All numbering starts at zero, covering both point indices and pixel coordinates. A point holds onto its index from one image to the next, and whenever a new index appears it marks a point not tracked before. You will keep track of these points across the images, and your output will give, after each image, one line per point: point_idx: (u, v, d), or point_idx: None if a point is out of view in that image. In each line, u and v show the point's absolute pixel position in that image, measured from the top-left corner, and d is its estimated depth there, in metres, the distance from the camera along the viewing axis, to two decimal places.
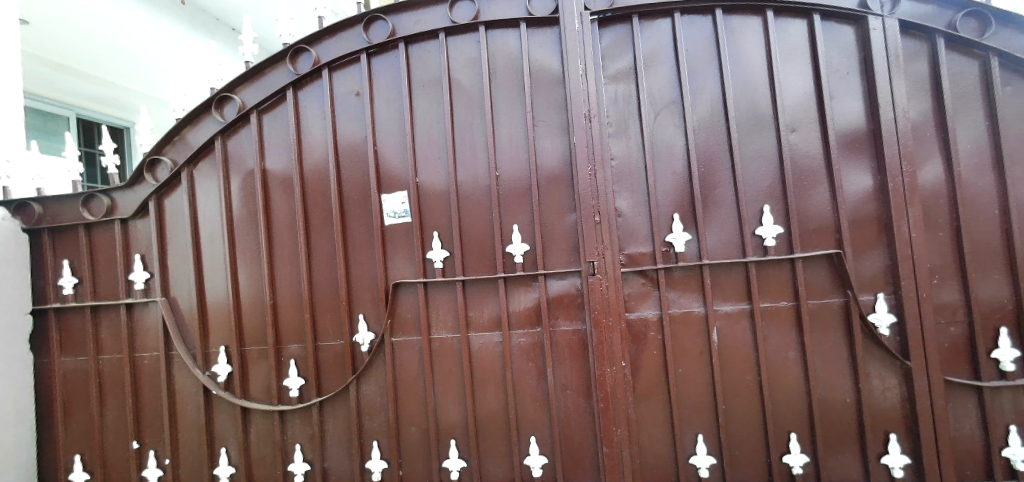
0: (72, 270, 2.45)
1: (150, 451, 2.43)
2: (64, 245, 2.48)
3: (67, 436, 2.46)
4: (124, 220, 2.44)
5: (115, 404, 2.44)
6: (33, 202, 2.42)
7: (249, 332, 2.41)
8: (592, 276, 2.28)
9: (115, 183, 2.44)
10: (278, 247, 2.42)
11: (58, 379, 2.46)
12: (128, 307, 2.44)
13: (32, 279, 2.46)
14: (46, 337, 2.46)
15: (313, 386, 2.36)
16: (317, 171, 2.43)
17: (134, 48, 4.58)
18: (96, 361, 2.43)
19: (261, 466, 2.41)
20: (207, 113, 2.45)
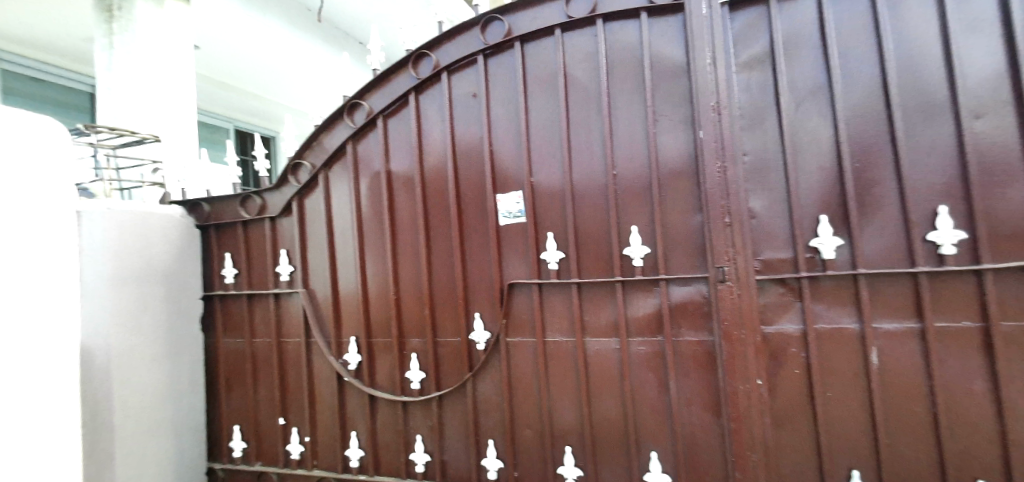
0: (232, 262, 2.79)
1: (292, 428, 2.68)
2: (225, 240, 2.82)
3: (228, 407, 2.81)
4: (273, 218, 2.71)
5: (266, 384, 2.74)
6: (203, 202, 2.80)
7: (375, 324, 2.56)
8: (722, 283, 2.09)
9: (265, 184, 2.72)
10: (402, 244, 2.54)
11: (221, 357, 2.81)
12: (276, 296, 2.71)
13: (203, 268, 2.84)
14: (213, 320, 2.83)
15: (433, 379, 2.45)
16: (436, 172, 2.51)
17: (277, 66, 5.13)
18: (251, 343, 2.75)
19: (386, 452, 2.54)
20: (340, 119, 2.64)
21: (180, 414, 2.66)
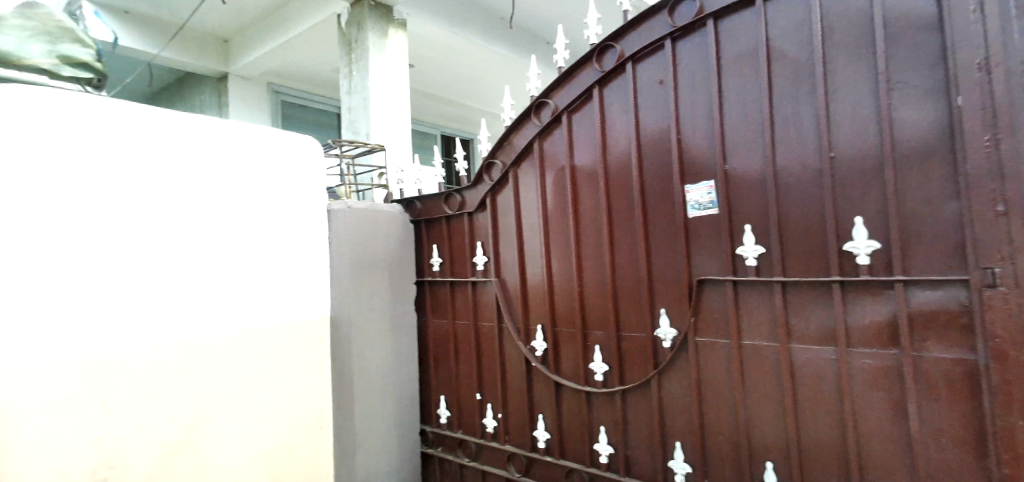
0: (438, 253, 3.18)
1: (487, 404, 2.95)
2: (433, 233, 3.22)
3: (437, 379, 3.22)
4: (471, 213, 3.01)
5: (465, 362, 3.07)
6: (416, 201, 3.25)
7: (560, 315, 2.65)
8: (990, 289, 1.61)
9: (464, 183, 3.04)
10: (585, 237, 2.58)
11: (430, 334, 3.24)
12: (473, 284, 3.02)
13: (416, 257, 3.30)
14: (423, 302, 3.28)
15: (616, 373, 2.45)
16: (620, 164, 2.48)
17: (471, 73, 5.72)
18: (453, 324, 3.12)
19: (571, 439, 2.62)
20: (528, 119, 2.80)
21: (401, 379, 3.13)
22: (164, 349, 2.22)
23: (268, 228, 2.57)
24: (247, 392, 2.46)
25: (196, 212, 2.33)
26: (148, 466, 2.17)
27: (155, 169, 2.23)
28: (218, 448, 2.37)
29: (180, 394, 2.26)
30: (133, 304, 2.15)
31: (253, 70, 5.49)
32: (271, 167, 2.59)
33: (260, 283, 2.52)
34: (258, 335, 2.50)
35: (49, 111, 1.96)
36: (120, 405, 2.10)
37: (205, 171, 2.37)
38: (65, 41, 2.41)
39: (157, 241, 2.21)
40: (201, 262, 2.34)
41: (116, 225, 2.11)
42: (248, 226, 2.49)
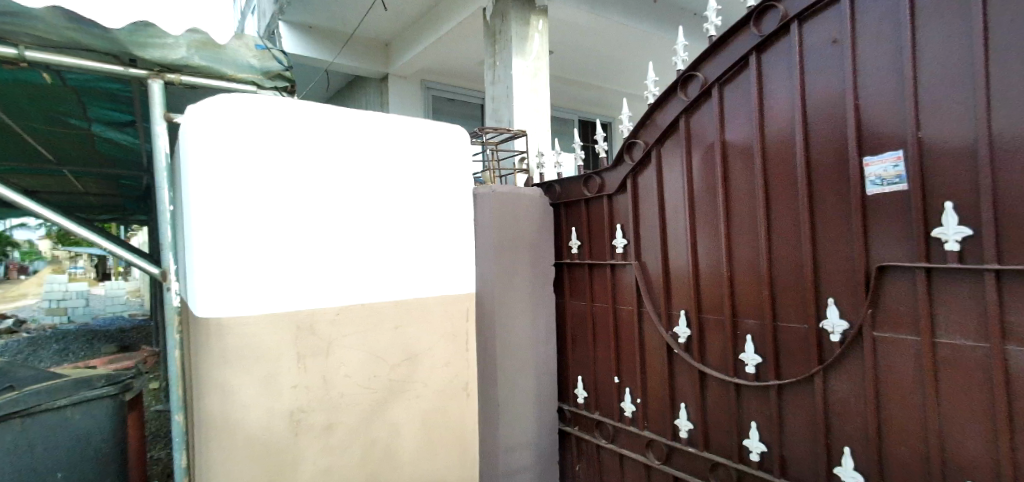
0: (577, 236, 3.09)
1: (625, 388, 2.86)
2: (573, 215, 3.09)
3: (574, 359, 3.16)
4: (611, 196, 2.88)
5: (602, 347, 2.96)
6: (555, 184, 3.14)
7: (706, 301, 2.47)
8: None
9: (604, 164, 2.87)
10: (737, 218, 2.34)
11: (569, 315, 3.15)
12: (612, 267, 2.89)
13: (556, 239, 3.20)
14: (562, 282, 3.19)
15: (771, 367, 2.21)
16: (781, 138, 2.18)
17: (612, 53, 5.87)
18: (592, 306, 3.02)
19: (716, 432, 2.45)
20: (674, 93, 2.60)
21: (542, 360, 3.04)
22: (335, 318, 2.30)
23: (422, 205, 2.52)
24: (406, 366, 2.50)
25: (363, 190, 2.34)
26: (324, 426, 2.29)
27: (323, 148, 2.23)
28: (381, 416, 2.43)
29: (348, 362, 2.34)
30: (311, 276, 2.22)
31: (409, 67, 6.06)
32: (421, 148, 2.53)
33: (414, 260, 2.49)
34: (414, 311, 2.50)
35: (250, 101, 2.07)
36: (299, 367, 2.23)
37: (366, 150, 2.35)
38: (269, 58, 2.77)
39: (329, 218, 2.25)
40: (365, 238, 2.35)
41: (302, 203, 2.18)
42: (406, 194, 2.47)
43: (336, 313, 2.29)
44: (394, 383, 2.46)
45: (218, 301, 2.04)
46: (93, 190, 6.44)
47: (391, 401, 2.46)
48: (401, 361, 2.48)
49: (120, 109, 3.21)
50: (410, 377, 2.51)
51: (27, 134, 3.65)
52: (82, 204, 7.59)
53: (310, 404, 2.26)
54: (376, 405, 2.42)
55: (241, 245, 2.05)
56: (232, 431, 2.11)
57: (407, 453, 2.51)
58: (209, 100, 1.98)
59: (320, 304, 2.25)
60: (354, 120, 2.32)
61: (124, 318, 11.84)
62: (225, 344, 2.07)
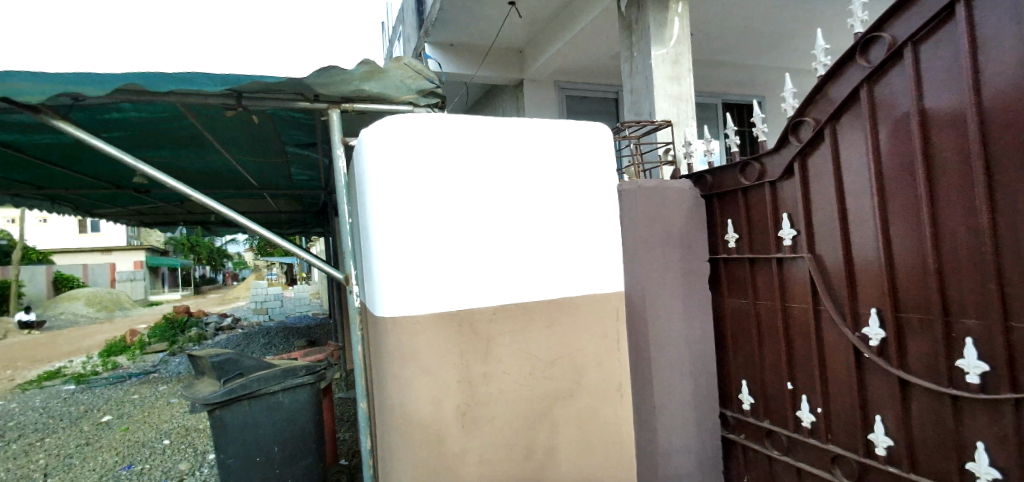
0: (734, 227, 2.71)
1: (802, 395, 2.43)
2: (727, 206, 2.74)
3: (736, 363, 2.79)
4: (774, 182, 2.48)
5: (771, 350, 2.57)
6: (706, 173, 2.83)
7: (906, 297, 1.97)
8: None
9: (765, 147, 2.50)
10: (947, 193, 1.82)
11: (727, 315, 2.81)
12: (778, 261, 2.47)
13: (708, 234, 2.88)
14: (718, 280, 2.85)
15: (1005, 380, 1.67)
16: (1008, 93, 1.63)
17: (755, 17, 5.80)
18: (756, 305, 2.63)
19: (928, 453, 1.96)
20: (852, 62, 2.11)
21: (696, 364, 2.77)
22: (492, 316, 2.41)
23: (569, 205, 2.52)
24: (559, 364, 2.54)
25: (514, 196, 2.42)
26: (486, 420, 2.42)
27: (477, 159, 2.36)
28: (538, 412, 2.50)
29: (505, 359, 2.44)
30: (469, 277, 2.35)
31: (542, 71, 6.23)
32: (566, 149, 2.54)
33: (563, 259, 2.52)
34: (566, 309, 2.54)
35: (418, 120, 2.26)
36: (462, 363, 2.38)
37: (515, 155, 2.43)
38: (422, 79, 3.00)
39: (483, 222, 2.36)
40: (516, 240, 2.42)
41: (463, 213, 2.33)
42: (555, 197, 2.50)
43: (493, 312, 2.41)
44: (548, 380, 2.52)
45: (393, 301, 2.27)
46: (288, 209, 7.72)
47: (547, 398, 2.52)
48: (554, 359, 2.53)
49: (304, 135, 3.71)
50: (563, 374, 2.54)
51: (240, 166, 4.47)
52: (281, 221, 9.17)
53: (473, 398, 2.40)
54: (533, 401, 2.49)
55: (411, 250, 2.25)
56: (410, 418, 2.32)
57: (564, 449, 2.55)
58: (382, 121, 2.20)
59: (478, 303, 2.37)
60: (503, 127, 2.40)
61: (310, 317, 13.95)
62: (400, 340, 2.28)
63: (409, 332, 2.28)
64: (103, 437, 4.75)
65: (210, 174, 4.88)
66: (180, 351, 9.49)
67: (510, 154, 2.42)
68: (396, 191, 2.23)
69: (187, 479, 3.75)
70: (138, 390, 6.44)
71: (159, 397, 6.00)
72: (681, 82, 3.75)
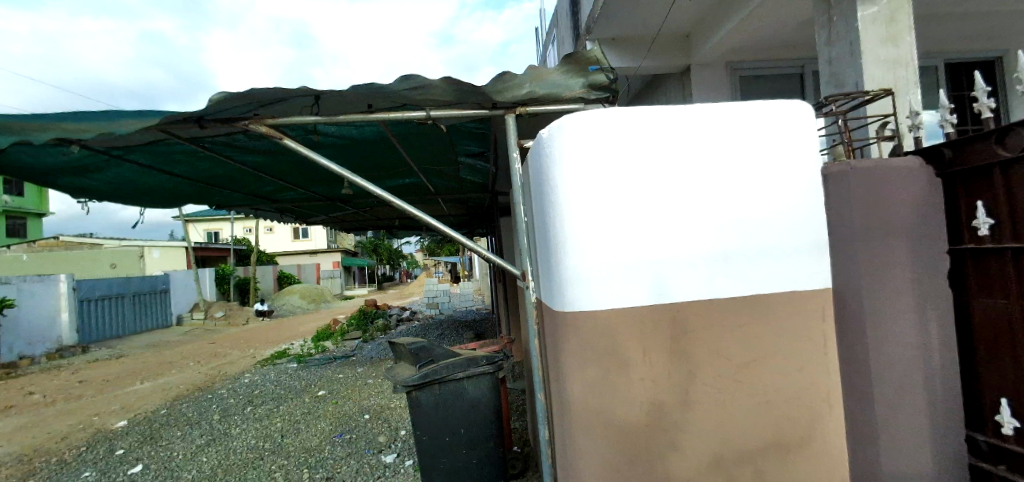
0: (988, 211, 2.13)
1: None
2: (975, 186, 2.19)
3: (991, 376, 2.21)
4: None
5: None
6: (946, 147, 2.31)
7: None
8: None
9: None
10: None
11: (976, 317, 2.23)
12: None
13: (950, 218, 2.35)
14: (964, 278, 2.30)
15: None
16: None
17: None
18: (1021, 306, 1.98)
19: None
20: None
21: (930, 374, 2.35)
22: (677, 314, 2.31)
23: (759, 194, 2.34)
24: (752, 367, 2.33)
25: (700, 189, 2.31)
26: (671, 421, 2.32)
27: (659, 153, 2.31)
28: (727, 419, 2.33)
29: (693, 358, 2.32)
30: (651, 273, 2.29)
31: (712, 52, 5.91)
32: (756, 134, 2.34)
33: (754, 253, 2.33)
34: (758, 308, 2.33)
35: (599, 116, 2.25)
36: (644, 362, 2.31)
37: (697, 145, 2.32)
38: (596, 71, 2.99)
39: (660, 222, 2.30)
40: (699, 234, 2.31)
41: (647, 209, 2.29)
42: (748, 187, 2.33)
43: (676, 309, 2.31)
44: (739, 385, 2.33)
45: (574, 294, 2.30)
46: (457, 210, 8.45)
47: (737, 404, 2.33)
48: (746, 362, 2.33)
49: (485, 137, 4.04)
50: (756, 379, 2.33)
51: (425, 169, 5.05)
52: (451, 222, 10.10)
53: (657, 399, 2.32)
54: (723, 406, 2.33)
55: (593, 244, 2.27)
56: (591, 414, 2.33)
57: (757, 461, 2.34)
58: (564, 118, 2.24)
59: (659, 300, 2.30)
60: (685, 116, 2.31)
61: (473, 313, 15.00)
62: (581, 334, 2.31)
63: (590, 327, 2.29)
64: (321, 407, 5.74)
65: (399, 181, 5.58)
66: (371, 338, 11.06)
67: (691, 144, 2.32)
68: (578, 187, 2.27)
69: (387, 451, 4.38)
70: (343, 369, 7.65)
71: (357, 377, 7.04)
72: (899, 43, 3.52)
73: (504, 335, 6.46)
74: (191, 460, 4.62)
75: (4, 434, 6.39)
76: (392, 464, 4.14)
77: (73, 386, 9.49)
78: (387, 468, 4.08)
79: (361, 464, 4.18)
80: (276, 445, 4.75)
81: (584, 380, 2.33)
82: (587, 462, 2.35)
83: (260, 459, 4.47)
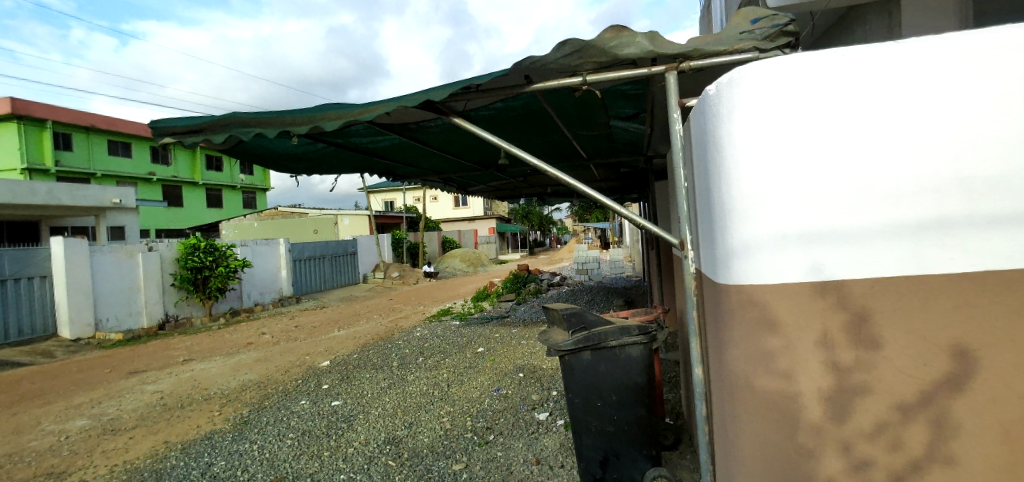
0: None
1: None
2: None
3: None
4: None
5: None
6: None
7: None
8: None
9: None
10: None
11: None
12: None
13: None
14: None
15: None
16: None
17: None
18: None
19: None
20: None
21: None
22: (870, 291, 1.92)
23: (996, 146, 1.84)
24: (980, 361, 1.81)
25: (909, 145, 1.89)
26: (859, 417, 1.92)
27: (853, 102, 1.93)
28: (939, 425, 1.85)
29: (893, 344, 1.89)
30: (836, 244, 1.94)
31: None
32: (996, 71, 1.83)
33: (987, 219, 1.83)
34: (993, 285, 1.81)
35: (780, 64, 1.96)
36: (825, 342, 1.95)
37: (907, 89, 1.90)
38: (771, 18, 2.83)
39: (849, 184, 1.94)
40: (903, 196, 1.90)
41: (834, 169, 1.94)
42: (980, 137, 1.85)
43: (871, 284, 1.92)
44: (955, 381, 1.83)
45: (740, 266, 2.06)
46: (608, 176, 8.26)
47: (956, 408, 1.83)
48: (972, 352, 1.83)
49: (639, 94, 3.84)
50: (987, 378, 1.80)
51: (574, 136, 5.03)
52: (600, 190, 9.97)
53: (840, 389, 1.94)
54: (937, 410, 1.85)
55: (765, 211, 2.00)
56: (753, 397, 2.08)
57: (975, 475, 1.83)
58: (732, 71, 2.01)
59: (847, 274, 1.93)
60: (891, 54, 1.90)
61: (621, 280, 14.79)
62: (746, 308, 2.06)
63: (757, 300, 2.03)
64: (479, 363, 6.27)
65: (550, 148, 5.62)
66: (524, 301, 11.69)
67: (898, 89, 1.90)
68: (747, 147, 2.02)
69: (540, 409, 4.62)
70: (500, 329, 8.24)
71: (511, 337, 7.50)
72: None
73: (658, 305, 6.25)
74: (377, 398, 5.46)
75: (252, 363, 8.33)
76: (545, 421, 4.37)
77: (293, 329, 11.90)
78: (540, 424, 4.33)
79: (516, 418, 4.49)
80: (443, 393, 5.35)
81: (747, 359, 2.08)
82: (748, 447, 2.12)
83: (430, 404, 5.09)
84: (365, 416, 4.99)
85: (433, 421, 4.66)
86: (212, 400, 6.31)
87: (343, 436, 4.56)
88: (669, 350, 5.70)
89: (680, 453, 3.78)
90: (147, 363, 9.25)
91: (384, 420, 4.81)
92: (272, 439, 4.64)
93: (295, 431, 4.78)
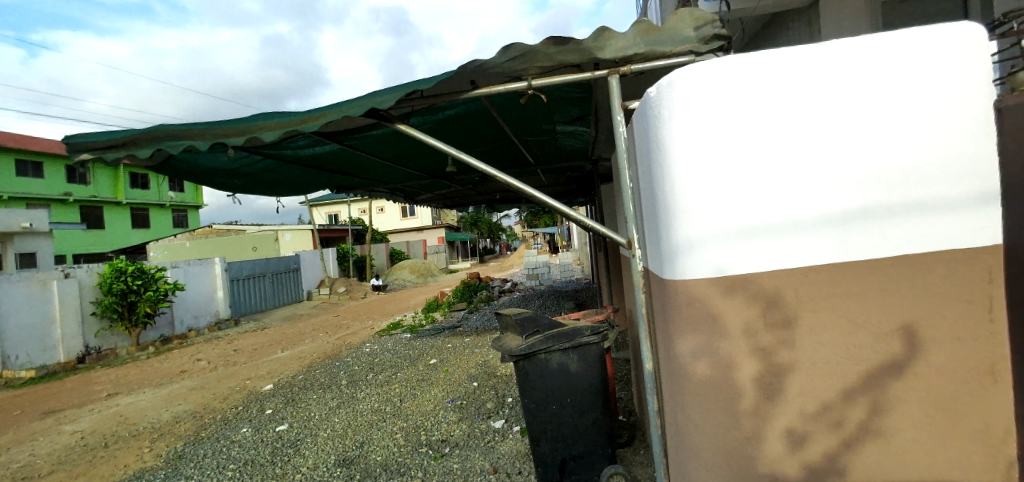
0: None
1: None
2: None
3: None
4: None
5: None
6: None
7: None
8: None
9: None
10: None
11: None
12: None
13: None
14: None
15: None
16: None
17: None
18: None
19: None
20: None
21: None
22: (803, 278, 2.05)
23: (901, 142, 2.02)
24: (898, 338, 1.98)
25: (828, 141, 2.04)
26: (797, 398, 2.05)
27: (778, 103, 2.06)
28: (866, 400, 2.00)
29: (825, 327, 2.03)
30: (768, 236, 2.07)
31: None
32: (895, 75, 2.03)
33: (898, 208, 2.01)
34: (905, 268, 1.99)
35: (711, 68, 2.07)
36: (765, 330, 2.07)
37: (824, 90, 2.05)
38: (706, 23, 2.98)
39: (777, 179, 2.07)
40: (825, 189, 2.05)
41: (763, 166, 2.07)
42: (888, 133, 2.02)
43: (804, 273, 2.05)
44: (878, 357, 2.00)
45: (683, 262, 2.15)
46: (555, 181, 8.40)
47: (880, 383, 1.99)
48: (890, 330, 2.00)
49: (582, 100, 3.95)
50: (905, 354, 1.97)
51: (521, 142, 5.09)
52: (548, 195, 10.12)
53: (779, 374, 2.06)
54: (864, 386, 2.00)
55: (703, 207, 2.10)
56: (701, 387, 2.17)
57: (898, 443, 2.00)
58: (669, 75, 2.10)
59: (781, 264, 2.05)
60: (810, 58, 2.05)
61: (572, 284, 15.05)
62: (692, 301, 2.15)
63: (702, 293, 2.12)
64: (433, 375, 6.17)
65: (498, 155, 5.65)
66: (476, 309, 11.64)
67: (817, 89, 2.05)
68: (685, 147, 2.12)
69: (495, 417, 4.60)
70: (453, 339, 8.15)
71: (464, 346, 7.44)
72: None
73: (608, 305, 6.39)
74: (326, 419, 5.25)
75: (186, 393, 7.78)
76: (501, 429, 4.35)
77: (233, 353, 11.26)
78: (497, 433, 4.31)
79: (472, 428, 4.44)
80: (396, 408, 5.22)
81: (694, 350, 2.17)
82: (699, 436, 2.20)
83: (383, 421, 4.95)
84: (314, 439, 4.78)
85: (386, 438, 4.53)
86: (141, 437, 5.84)
87: (290, 462, 4.34)
88: (619, 349, 5.85)
89: (633, 449, 3.88)
90: (64, 401, 8.44)
91: (335, 442, 4.62)
92: (212, 472, 4.35)
93: (237, 461, 4.50)
